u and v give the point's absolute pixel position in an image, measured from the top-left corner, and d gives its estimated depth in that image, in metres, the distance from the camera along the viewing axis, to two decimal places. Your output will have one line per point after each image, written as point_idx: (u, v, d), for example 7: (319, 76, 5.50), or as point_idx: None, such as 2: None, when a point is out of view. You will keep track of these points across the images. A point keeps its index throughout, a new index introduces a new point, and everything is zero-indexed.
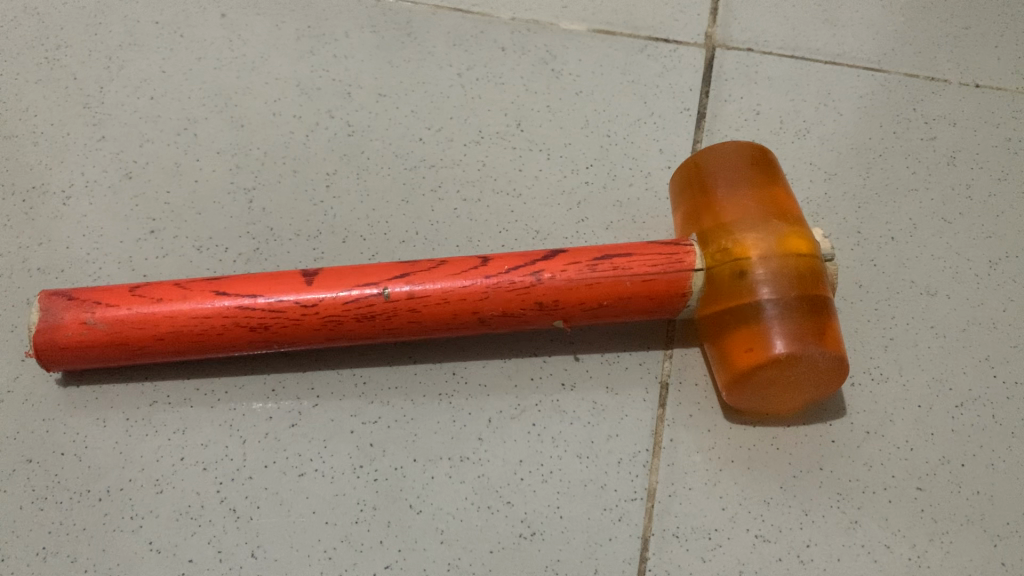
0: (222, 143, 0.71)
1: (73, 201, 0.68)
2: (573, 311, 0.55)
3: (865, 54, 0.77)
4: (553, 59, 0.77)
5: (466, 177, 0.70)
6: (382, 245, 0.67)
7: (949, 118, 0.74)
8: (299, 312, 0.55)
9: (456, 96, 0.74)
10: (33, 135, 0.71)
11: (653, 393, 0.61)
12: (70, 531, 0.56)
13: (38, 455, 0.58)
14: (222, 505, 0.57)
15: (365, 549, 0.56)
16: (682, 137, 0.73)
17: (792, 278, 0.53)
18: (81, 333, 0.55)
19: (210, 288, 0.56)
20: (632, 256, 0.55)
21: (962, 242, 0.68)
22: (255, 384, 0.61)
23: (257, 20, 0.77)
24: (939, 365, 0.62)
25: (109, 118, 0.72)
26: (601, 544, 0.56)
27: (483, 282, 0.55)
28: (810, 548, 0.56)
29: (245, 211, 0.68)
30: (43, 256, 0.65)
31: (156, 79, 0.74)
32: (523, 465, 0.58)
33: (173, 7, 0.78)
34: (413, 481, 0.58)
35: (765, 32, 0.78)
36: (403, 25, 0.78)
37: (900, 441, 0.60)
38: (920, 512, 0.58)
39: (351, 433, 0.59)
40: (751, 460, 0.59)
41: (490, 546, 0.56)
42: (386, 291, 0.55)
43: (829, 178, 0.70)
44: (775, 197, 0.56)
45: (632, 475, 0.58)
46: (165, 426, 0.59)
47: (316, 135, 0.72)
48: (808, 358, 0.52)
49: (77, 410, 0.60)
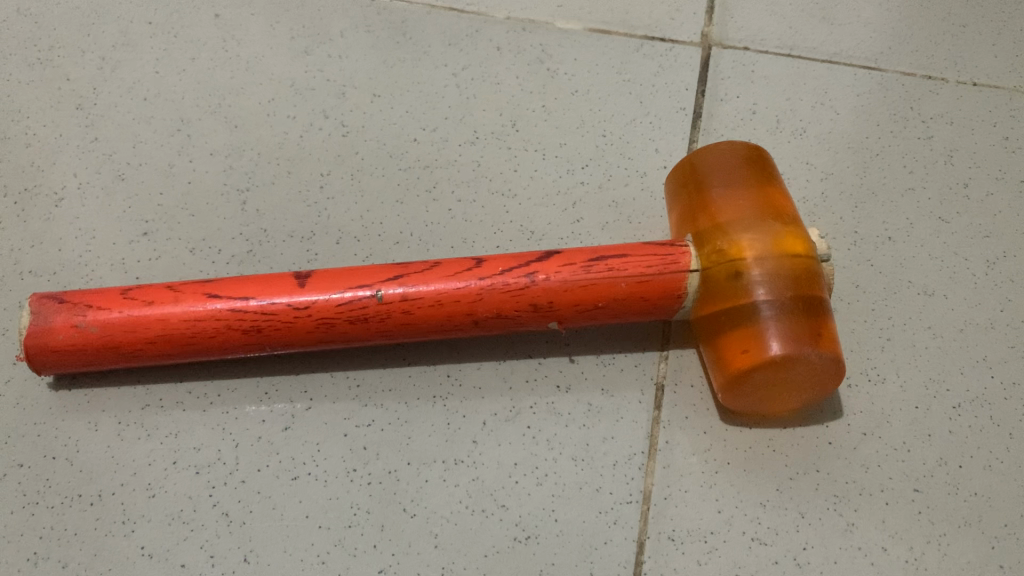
0: (215, 143, 0.71)
1: (66, 203, 0.67)
2: (567, 313, 0.55)
3: (862, 52, 0.77)
4: (548, 58, 0.76)
5: (461, 177, 0.70)
6: (377, 246, 0.66)
7: (946, 117, 0.74)
8: (292, 314, 0.54)
9: (451, 96, 0.74)
10: (26, 136, 0.70)
11: (649, 395, 0.61)
12: (62, 535, 0.56)
13: (29, 459, 0.58)
14: (215, 509, 0.57)
15: (359, 553, 0.55)
16: (678, 137, 0.72)
17: (787, 279, 0.52)
18: (72, 337, 0.55)
19: (203, 291, 0.55)
20: (627, 257, 0.54)
21: (960, 241, 0.67)
22: (248, 387, 0.60)
23: (251, 20, 0.77)
24: (936, 366, 0.62)
25: (102, 119, 0.71)
26: (596, 547, 0.56)
27: (476, 284, 0.54)
28: (806, 550, 0.56)
29: (239, 212, 0.68)
30: (35, 258, 0.65)
31: (149, 80, 0.73)
32: (518, 468, 0.58)
33: (167, 7, 0.77)
34: (407, 484, 0.58)
35: (761, 31, 0.78)
36: (398, 25, 0.77)
37: (897, 443, 0.59)
38: (917, 514, 0.57)
39: (345, 436, 0.59)
40: (747, 462, 0.58)
41: (484, 549, 0.56)
42: (380, 293, 0.54)
43: (826, 178, 0.70)
44: (771, 197, 0.55)
45: (627, 477, 0.58)
46: (158, 429, 0.59)
47: (310, 135, 0.71)
48: (804, 359, 0.51)
49: (69, 414, 0.59)
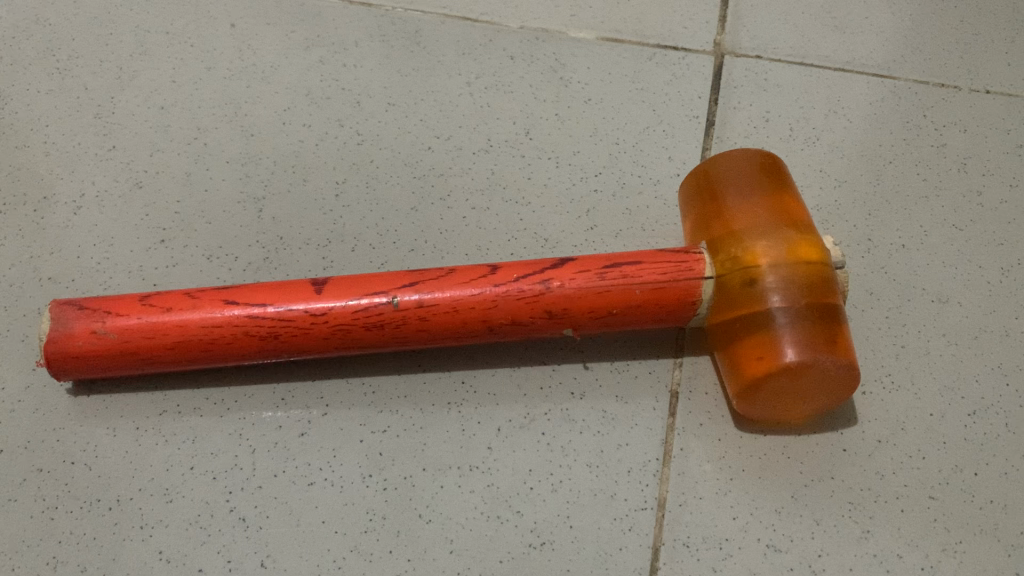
0: (232, 152, 0.71)
1: (84, 210, 0.68)
2: (582, 320, 0.55)
3: (875, 61, 0.77)
4: (561, 67, 0.77)
5: (476, 186, 0.70)
6: (392, 253, 0.67)
7: (959, 125, 0.74)
8: (309, 321, 0.55)
9: (465, 104, 0.74)
10: (45, 145, 0.71)
11: (663, 402, 0.61)
12: (80, 540, 0.56)
13: (49, 463, 0.58)
14: (232, 514, 0.57)
15: (375, 558, 0.56)
16: (691, 145, 0.73)
17: (802, 286, 0.52)
18: (92, 343, 0.55)
19: (221, 298, 0.56)
20: (642, 264, 0.55)
21: (973, 249, 0.67)
22: (265, 393, 0.61)
23: (267, 29, 0.78)
24: (951, 373, 0.62)
25: (120, 127, 0.72)
26: (611, 553, 0.56)
27: (492, 290, 0.55)
28: (821, 557, 0.56)
29: (255, 220, 0.68)
30: (54, 266, 0.66)
31: (167, 89, 0.74)
32: (533, 474, 0.58)
33: (184, 17, 0.78)
34: (423, 490, 0.58)
35: (774, 40, 0.78)
36: (412, 34, 0.78)
37: (913, 450, 0.59)
38: (933, 522, 0.57)
39: (361, 442, 0.59)
40: (762, 469, 0.58)
41: (500, 555, 0.56)
42: (396, 300, 0.55)
43: (839, 185, 0.70)
44: (786, 205, 0.56)
45: (642, 484, 0.58)
46: (175, 435, 0.60)
47: (326, 143, 0.72)
48: (819, 367, 0.52)
49: (87, 419, 0.60)
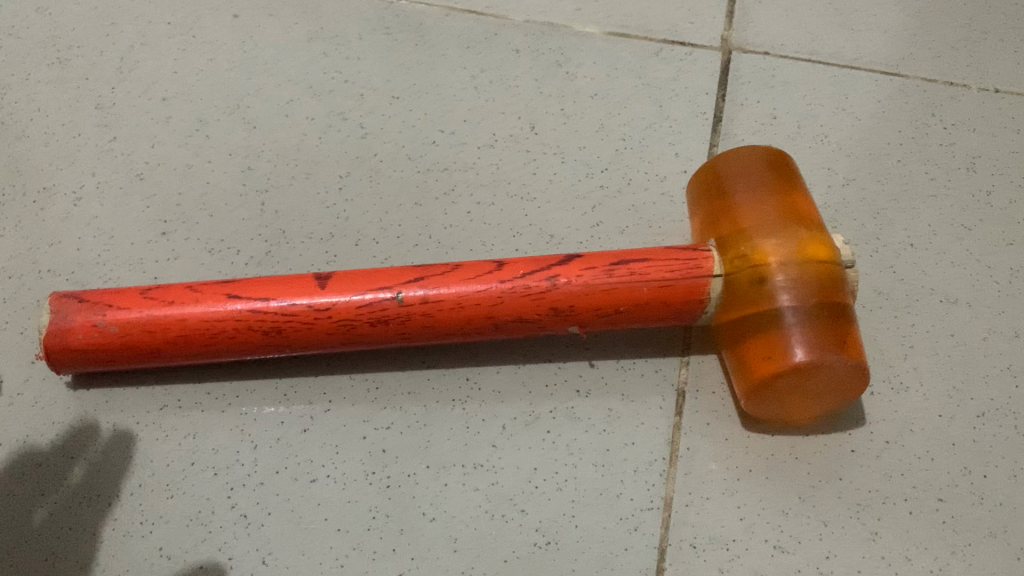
0: (234, 144, 0.70)
1: (84, 202, 0.67)
2: (588, 317, 0.55)
3: (882, 58, 0.77)
4: (566, 62, 0.76)
5: (480, 181, 0.69)
6: (395, 248, 0.66)
7: (968, 124, 0.73)
8: (311, 316, 0.54)
9: (469, 98, 0.74)
10: (45, 135, 0.70)
11: (668, 401, 0.60)
12: (79, 536, 0.55)
13: (47, 458, 0.58)
14: (233, 512, 0.56)
15: (377, 557, 0.55)
16: (698, 142, 0.72)
17: (811, 285, 0.52)
18: (91, 336, 0.54)
19: (223, 292, 0.55)
20: (650, 262, 0.54)
21: (981, 249, 0.67)
22: (267, 389, 0.60)
23: (269, 21, 0.77)
24: (959, 374, 0.61)
25: (121, 119, 0.71)
26: (616, 553, 0.55)
27: (498, 286, 0.54)
28: (828, 559, 0.55)
29: (256, 214, 0.67)
30: (53, 257, 0.65)
31: (167, 80, 0.73)
32: (538, 472, 0.58)
33: (185, 8, 0.77)
34: (426, 488, 0.57)
35: (781, 36, 0.78)
36: (416, 27, 0.77)
37: (921, 451, 0.59)
38: (941, 524, 0.57)
39: (363, 439, 0.59)
40: (769, 469, 0.58)
41: (503, 554, 0.55)
42: (400, 296, 0.54)
43: (847, 184, 0.69)
44: (794, 203, 0.55)
45: (647, 483, 0.57)
46: (176, 430, 0.59)
47: (328, 136, 0.71)
48: (828, 366, 0.51)
49: (87, 414, 0.59)
